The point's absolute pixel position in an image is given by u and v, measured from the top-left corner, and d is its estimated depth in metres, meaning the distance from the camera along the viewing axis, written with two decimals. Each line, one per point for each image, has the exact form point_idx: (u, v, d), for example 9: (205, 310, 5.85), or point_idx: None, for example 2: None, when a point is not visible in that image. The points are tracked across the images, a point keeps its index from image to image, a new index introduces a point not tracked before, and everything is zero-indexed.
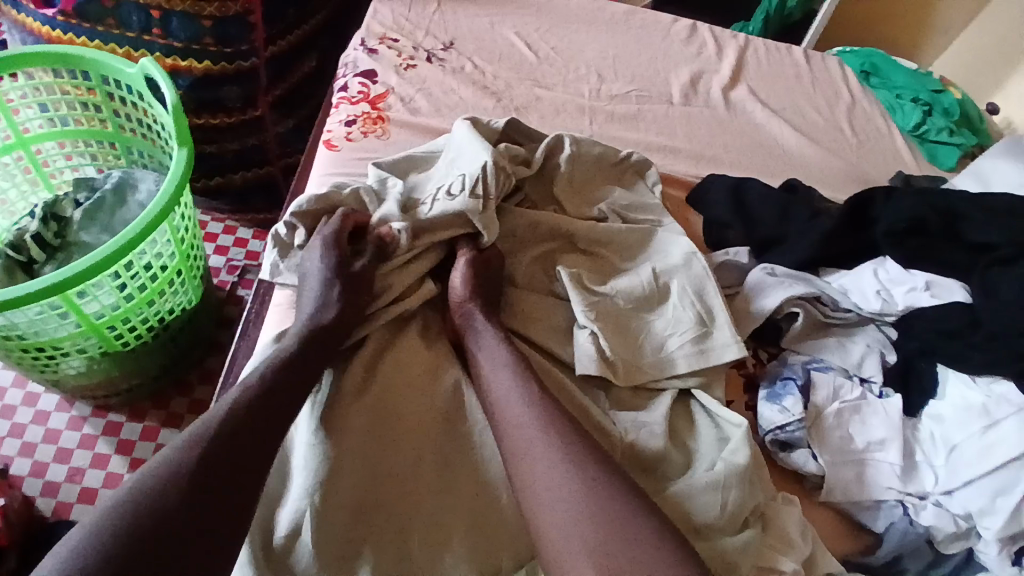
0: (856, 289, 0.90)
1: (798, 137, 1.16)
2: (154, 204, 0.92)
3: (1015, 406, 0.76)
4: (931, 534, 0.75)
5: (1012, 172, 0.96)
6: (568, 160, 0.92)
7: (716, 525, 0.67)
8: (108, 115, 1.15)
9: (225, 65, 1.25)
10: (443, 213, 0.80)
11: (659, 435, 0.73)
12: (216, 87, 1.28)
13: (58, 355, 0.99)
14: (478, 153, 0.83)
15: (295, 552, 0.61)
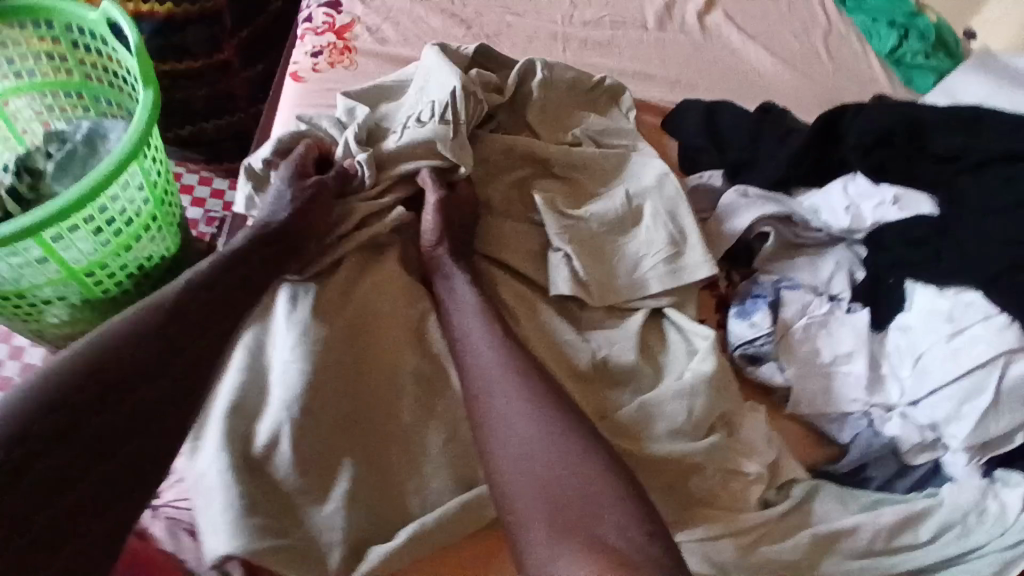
0: (826, 207, 0.90)
1: (774, 61, 1.15)
2: (125, 147, 0.91)
3: (982, 313, 0.77)
4: (897, 444, 0.78)
5: (982, 86, 0.96)
6: (541, 86, 0.91)
7: (682, 432, 0.70)
8: (74, 64, 1.11)
9: (188, 6, 1.21)
10: (413, 141, 0.81)
11: (631, 350, 0.76)
12: (180, 31, 1.24)
13: (37, 302, 0.99)
14: (445, 80, 0.83)
15: (274, 461, 0.62)
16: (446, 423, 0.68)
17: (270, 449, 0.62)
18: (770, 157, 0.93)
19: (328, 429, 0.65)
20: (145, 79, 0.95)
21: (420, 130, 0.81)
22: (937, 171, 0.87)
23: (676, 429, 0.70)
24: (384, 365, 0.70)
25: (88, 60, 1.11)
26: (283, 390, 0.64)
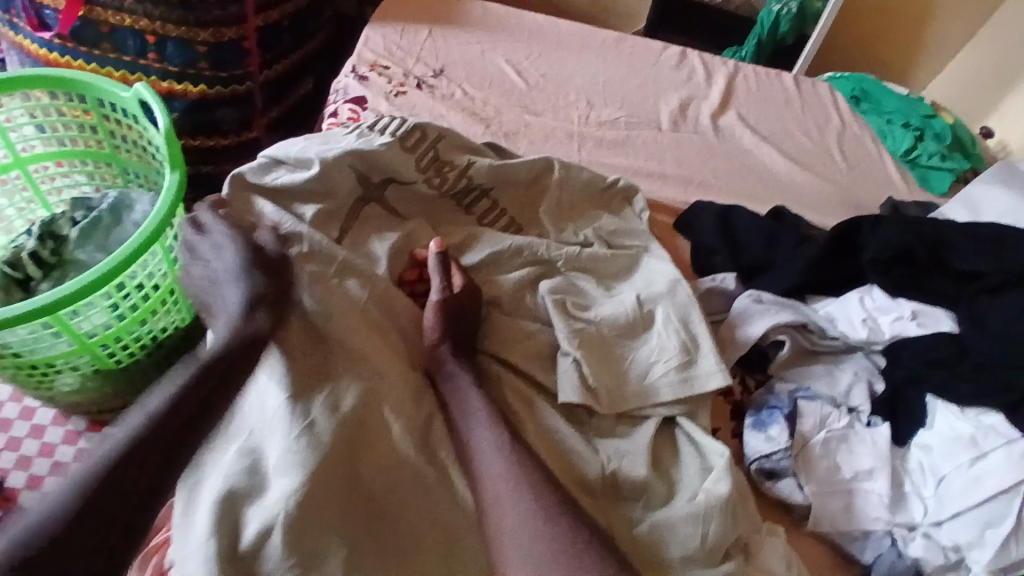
0: (843, 316, 0.88)
1: (787, 162, 1.16)
2: (149, 225, 0.94)
3: (1004, 437, 0.75)
4: (920, 566, 0.75)
5: (1001, 198, 0.97)
6: (556, 185, 0.93)
7: (693, 557, 0.67)
8: (105, 137, 1.16)
9: (220, 89, 1.29)
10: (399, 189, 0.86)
11: (642, 463, 0.73)
12: (210, 110, 1.31)
13: (52, 372, 1.01)
14: (455, 166, 0.88)
15: (261, 559, 0.61)
16: (441, 522, 0.67)
17: (257, 547, 0.60)
18: (785, 262, 0.92)
19: (320, 528, 0.62)
20: (172, 160, 1.00)
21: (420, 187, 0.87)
22: (958, 286, 0.86)
23: (686, 553, 0.67)
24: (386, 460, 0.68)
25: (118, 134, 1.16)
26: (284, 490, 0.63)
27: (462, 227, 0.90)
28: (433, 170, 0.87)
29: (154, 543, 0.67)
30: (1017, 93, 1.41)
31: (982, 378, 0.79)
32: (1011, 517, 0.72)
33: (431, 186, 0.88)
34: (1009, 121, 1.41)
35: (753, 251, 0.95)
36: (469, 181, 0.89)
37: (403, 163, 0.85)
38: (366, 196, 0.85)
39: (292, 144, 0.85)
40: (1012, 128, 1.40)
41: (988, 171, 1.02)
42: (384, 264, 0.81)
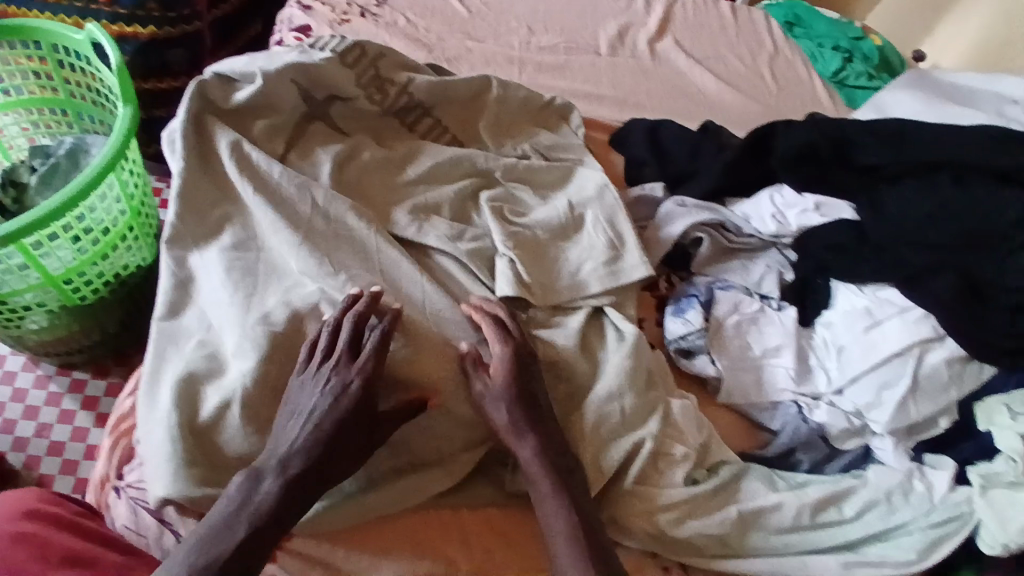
0: (756, 214, 0.96)
1: (719, 83, 1.23)
2: (100, 159, 0.99)
3: (896, 307, 0.83)
4: (825, 430, 0.85)
5: (909, 101, 0.99)
6: (494, 102, 0.98)
7: (613, 425, 0.78)
8: (59, 82, 1.18)
9: (169, 30, 1.30)
10: (343, 106, 0.92)
11: (571, 346, 0.82)
12: (161, 51, 1.32)
13: (21, 310, 1.08)
14: (394, 82, 0.93)
15: (222, 424, 0.68)
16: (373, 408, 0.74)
17: (217, 418, 0.68)
18: (706, 168, 0.99)
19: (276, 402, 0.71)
20: (123, 96, 1.03)
21: (362, 100, 0.92)
22: (859, 180, 0.90)
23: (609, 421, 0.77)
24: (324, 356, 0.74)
25: (72, 80, 1.19)
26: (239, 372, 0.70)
27: (403, 140, 0.95)
28: (374, 87, 0.92)
29: (123, 427, 0.74)
30: (949, 16, 1.49)
31: (877, 258, 0.85)
32: (904, 376, 0.80)
33: (373, 102, 0.93)
34: (942, 44, 1.50)
35: (679, 161, 1.02)
36: (409, 98, 0.94)
37: (345, 78, 0.90)
38: (311, 114, 0.91)
39: (235, 61, 0.89)
40: (944, 51, 1.49)
41: (902, 79, 1.05)
42: (329, 171, 0.87)
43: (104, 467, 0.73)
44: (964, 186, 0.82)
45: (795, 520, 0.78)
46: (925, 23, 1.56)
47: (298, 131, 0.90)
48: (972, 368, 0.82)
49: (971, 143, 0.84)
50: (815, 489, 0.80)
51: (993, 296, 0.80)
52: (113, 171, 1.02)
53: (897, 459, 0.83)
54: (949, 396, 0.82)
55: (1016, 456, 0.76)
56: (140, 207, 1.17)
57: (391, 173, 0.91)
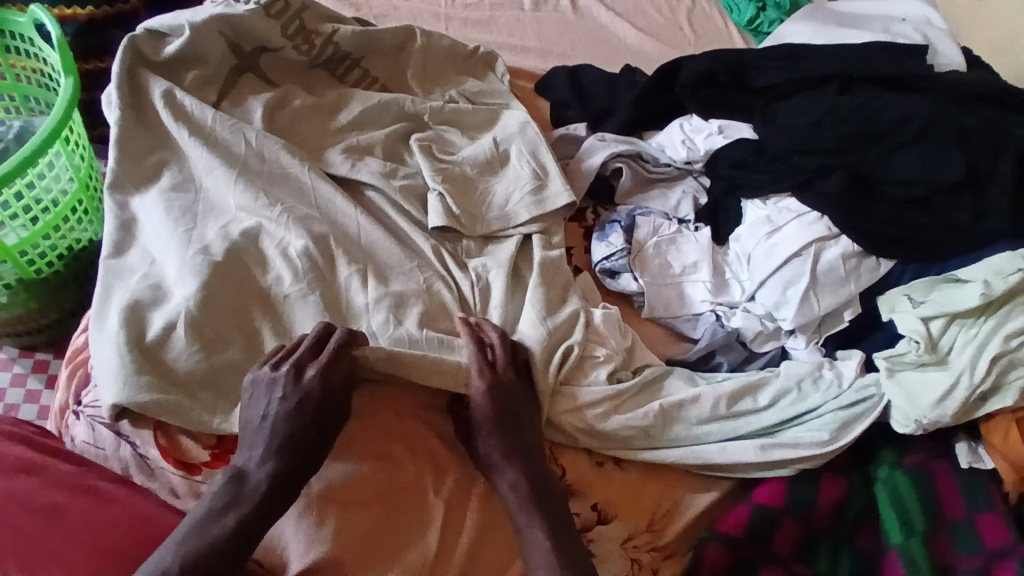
0: (669, 143, 1.03)
1: (638, 32, 1.29)
2: (44, 128, 1.01)
3: (794, 212, 0.90)
4: (742, 334, 0.92)
5: (805, 29, 1.05)
6: (418, 50, 1.03)
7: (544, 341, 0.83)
8: (5, 68, 1.20)
9: (106, 10, 1.33)
10: (270, 58, 0.96)
11: (501, 273, 0.88)
12: (101, 32, 1.34)
13: None
14: (320, 32, 0.97)
15: (168, 346, 0.73)
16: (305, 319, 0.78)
17: (162, 338, 0.73)
18: (621, 104, 1.07)
19: (219, 323, 0.76)
20: (63, 66, 1.05)
21: (291, 51, 0.96)
22: (756, 100, 0.98)
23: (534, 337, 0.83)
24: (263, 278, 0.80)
25: (20, 66, 1.20)
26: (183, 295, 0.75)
27: (334, 89, 0.99)
28: (301, 37, 0.96)
29: (79, 359, 0.79)
30: None
31: (776, 169, 0.93)
32: (805, 273, 0.86)
33: (302, 53, 0.97)
34: None
35: (598, 100, 1.09)
36: (336, 48, 0.99)
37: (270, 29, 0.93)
38: (240, 66, 0.95)
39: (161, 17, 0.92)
40: None
41: (802, 10, 1.11)
42: (260, 118, 0.91)
43: (64, 395, 0.78)
44: (849, 94, 0.90)
45: (713, 410, 0.84)
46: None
47: (229, 83, 0.94)
48: (870, 262, 0.87)
49: (856, 62, 0.93)
50: (729, 382, 0.86)
51: (880, 190, 0.86)
52: (57, 140, 1.04)
53: (807, 355, 0.90)
54: (848, 289, 0.87)
55: (919, 337, 0.82)
56: (88, 180, 1.18)
57: (323, 119, 0.96)
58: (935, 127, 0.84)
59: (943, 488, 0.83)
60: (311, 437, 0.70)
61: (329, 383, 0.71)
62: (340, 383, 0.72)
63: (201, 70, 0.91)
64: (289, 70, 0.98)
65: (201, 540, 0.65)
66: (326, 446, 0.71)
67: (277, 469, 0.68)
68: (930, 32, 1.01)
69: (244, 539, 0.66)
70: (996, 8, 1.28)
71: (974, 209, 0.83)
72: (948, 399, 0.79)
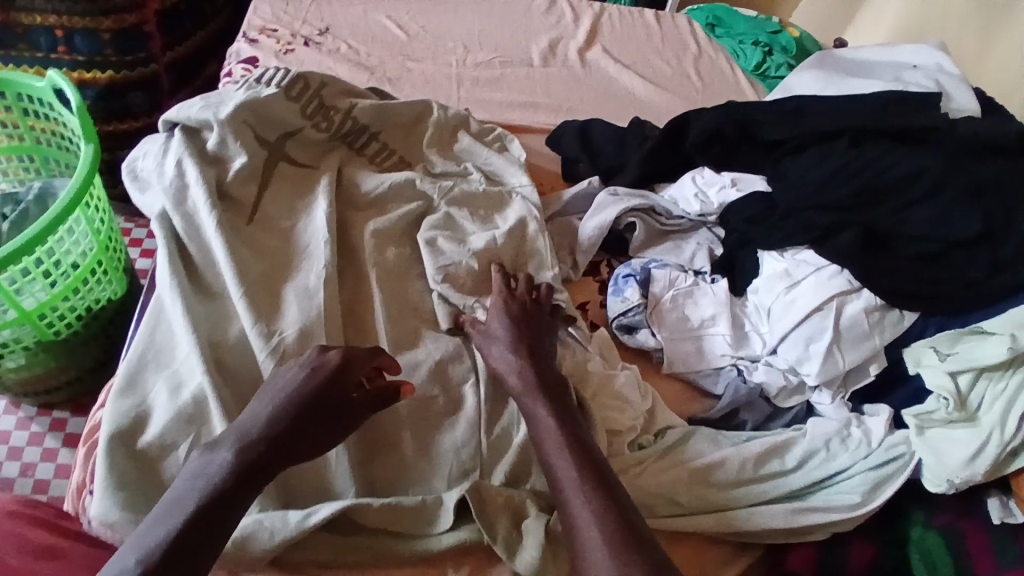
0: (681, 196, 1.03)
1: (646, 84, 1.31)
2: (65, 195, 1.03)
3: (812, 266, 0.89)
4: (765, 390, 0.91)
5: (813, 81, 1.06)
6: (435, 124, 1.04)
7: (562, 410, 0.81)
8: (24, 129, 1.23)
9: (127, 73, 1.38)
10: (296, 142, 0.97)
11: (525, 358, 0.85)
12: (122, 95, 1.41)
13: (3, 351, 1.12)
14: (338, 110, 0.99)
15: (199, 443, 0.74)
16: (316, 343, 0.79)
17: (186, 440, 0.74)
18: (631, 160, 1.07)
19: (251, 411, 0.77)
20: (84, 134, 1.08)
21: (309, 128, 0.98)
22: (765, 156, 0.99)
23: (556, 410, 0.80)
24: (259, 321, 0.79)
25: (38, 128, 1.24)
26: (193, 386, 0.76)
27: (354, 161, 1.01)
28: (320, 115, 0.99)
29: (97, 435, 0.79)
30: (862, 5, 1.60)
31: (787, 222, 0.92)
32: (828, 329, 0.85)
33: (322, 132, 0.99)
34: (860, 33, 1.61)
35: (608, 155, 1.10)
36: (355, 122, 1.01)
37: (290, 109, 0.95)
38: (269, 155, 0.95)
39: (191, 103, 0.92)
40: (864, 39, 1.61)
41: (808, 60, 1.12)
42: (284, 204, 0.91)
43: (82, 472, 0.78)
44: (860, 148, 0.91)
45: (739, 471, 0.82)
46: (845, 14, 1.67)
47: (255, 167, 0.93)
48: (893, 316, 0.86)
49: (866, 113, 0.93)
50: (755, 443, 0.84)
51: (895, 245, 0.86)
52: (77, 207, 1.06)
53: (835, 411, 0.89)
54: (872, 343, 0.85)
55: (947, 394, 0.80)
56: (108, 241, 1.21)
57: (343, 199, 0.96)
58: (949, 182, 0.84)
59: (976, 548, 0.80)
60: (294, 425, 0.70)
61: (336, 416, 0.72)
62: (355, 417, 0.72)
63: (222, 158, 0.91)
64: (312, 148, 0.99)
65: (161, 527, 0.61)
66: (306, 443, 0.70)
67: (240, 459, 0.66)
68: (941, 77, 1.00)
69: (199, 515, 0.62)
70: (1006, 48, 1.29)
71: (989, 261, 0.82)
72: (978, 459, 0.77)
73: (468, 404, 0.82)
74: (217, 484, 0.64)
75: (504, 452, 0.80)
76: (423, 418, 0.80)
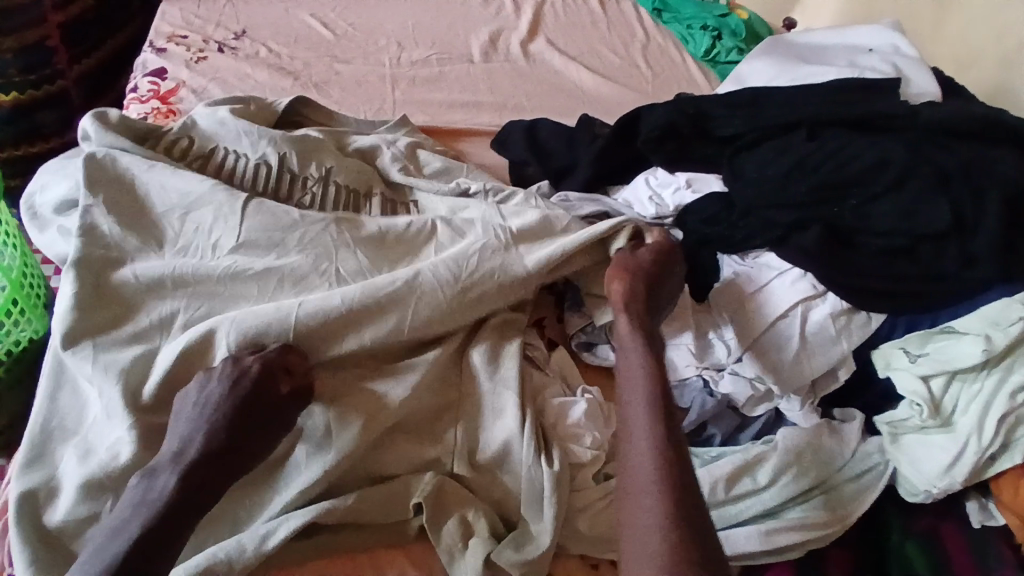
0: (635, 200, 0.97)
1: (594, 76, 1.24)
2: None
3: (777, 270, 0.85)
4: (733, 401, 0.85)
5: (766, 68, 1.01)
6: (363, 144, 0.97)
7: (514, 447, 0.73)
8: None
9: (34, 92, 1.36)
10: (218, 160, 0.87)
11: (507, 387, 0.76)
12: (30, 115, 1.38)
13: None
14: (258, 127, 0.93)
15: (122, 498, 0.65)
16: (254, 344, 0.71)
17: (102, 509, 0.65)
18: (581, 161, 1.01)
19: None
20: None
21: (225, 141, 0.88)
22: (720, 150, 0.93)
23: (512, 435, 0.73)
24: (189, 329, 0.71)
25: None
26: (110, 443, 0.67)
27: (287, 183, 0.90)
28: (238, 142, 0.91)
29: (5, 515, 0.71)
30: None
31: (747, 225, 0.87)
32: (795, 335, 0.82)
33: (240, 141, 0.88)
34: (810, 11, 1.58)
35: (557, 156, 1.03)
36: None
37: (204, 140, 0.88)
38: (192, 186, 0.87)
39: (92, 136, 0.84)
40: None
41: (761, 46, 1.08)
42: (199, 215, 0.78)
43: None
44: (818, 140, 0.86)
45: (711, 496, 0.78)
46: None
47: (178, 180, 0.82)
48: (860, 318, 0.83)
49: (822, 103, 0.89)
50: (723, 462, 0.79)
51: (859, 242, 0.82)
52: None
53: (806, 419, 0.83)
54: (841, 348, 0.82)
55: (921, 400, 0.77)
56: (24, 275, 1.07)
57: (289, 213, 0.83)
58: (914, 171, 0.80)
59: (957, 553, 0.77)
60: (236, 441, 0.66)
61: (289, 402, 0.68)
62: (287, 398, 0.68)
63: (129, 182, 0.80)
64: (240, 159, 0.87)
65: (101, 556, 0.59)
66: (257, 451, 0.67)
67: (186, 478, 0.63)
68: (898, 59, 0.96)
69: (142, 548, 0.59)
70: (958, 22, 1.26)
71: (959, 255, 0.78)
72: (957, 466, 0.75)
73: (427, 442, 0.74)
74: (164, 509, 0.61)
75: (461, 496, 0.72)
76: (372, 448, 0.72)
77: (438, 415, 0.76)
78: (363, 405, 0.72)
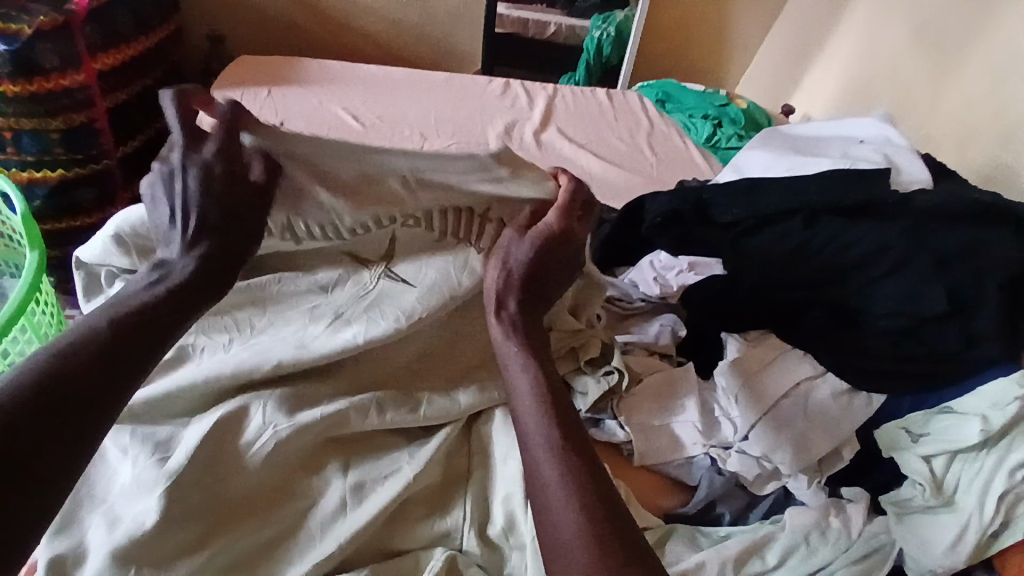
0: (641, 280, 1.00)
1: (602, 162, 1.32)
2: (14, 298, 0.87)
3: (777, 349, 0.90)
4: (740, 478, 0.86)
5: (762, 159, 1.09)
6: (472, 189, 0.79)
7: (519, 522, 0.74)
8: None
9: (78, 171, 1.45)
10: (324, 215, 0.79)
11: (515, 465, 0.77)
12: (70, 191, 1.45)
13: None
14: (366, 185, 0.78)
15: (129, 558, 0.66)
16: (287, 417, 0.75)
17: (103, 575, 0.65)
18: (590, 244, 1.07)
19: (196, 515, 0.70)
20: (29, 237, 0.92)
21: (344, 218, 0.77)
22: (723, 235, 0.99)
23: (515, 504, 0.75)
24: (225, 403, 0.75)
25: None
26: (147, 504, 0.68)
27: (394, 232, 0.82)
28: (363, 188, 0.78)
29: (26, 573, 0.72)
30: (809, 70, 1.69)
31: (751, 304, 0.92)
32: (797, 417, 0.85)
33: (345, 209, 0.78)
34: None
35: None
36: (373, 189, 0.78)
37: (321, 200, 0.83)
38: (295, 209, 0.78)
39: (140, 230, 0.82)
40: None
41: (755, 140, 1.16)
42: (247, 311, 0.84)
43: None
44: (814, 228, 0.93)
45: None
46: (794, 72, 1.83)
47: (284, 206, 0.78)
48: (862, 397, 0.87)
49: (817, 194, 0.95)
50: (733, 541, 0.80)
51: (864, 322, 0.88)
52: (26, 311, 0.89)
53: (812, 497, 0.85)
54: (846, 427, 0.85)
55: (922, 479, 0.80)
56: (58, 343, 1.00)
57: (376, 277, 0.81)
58: (913, 255, 0.88)
59: None
60: (275, 480, 0.74)
61: (313, 457, 0.76)
62: (326, 446, 0.77)
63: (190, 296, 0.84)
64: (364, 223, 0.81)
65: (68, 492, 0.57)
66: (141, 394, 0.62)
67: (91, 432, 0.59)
68: (890, 150, 1.03)
69: (57, 417, 0.58)
70: (954, 107, 1.34)
71: (961, 334, 0.84)
72: (959, 542, 0.76)
73: (438, 514, 0.76)
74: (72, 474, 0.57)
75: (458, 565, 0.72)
76: (386, 524, 0.74)
77: (451, 492, 0.78)
78: (376, 482, 0.75)
